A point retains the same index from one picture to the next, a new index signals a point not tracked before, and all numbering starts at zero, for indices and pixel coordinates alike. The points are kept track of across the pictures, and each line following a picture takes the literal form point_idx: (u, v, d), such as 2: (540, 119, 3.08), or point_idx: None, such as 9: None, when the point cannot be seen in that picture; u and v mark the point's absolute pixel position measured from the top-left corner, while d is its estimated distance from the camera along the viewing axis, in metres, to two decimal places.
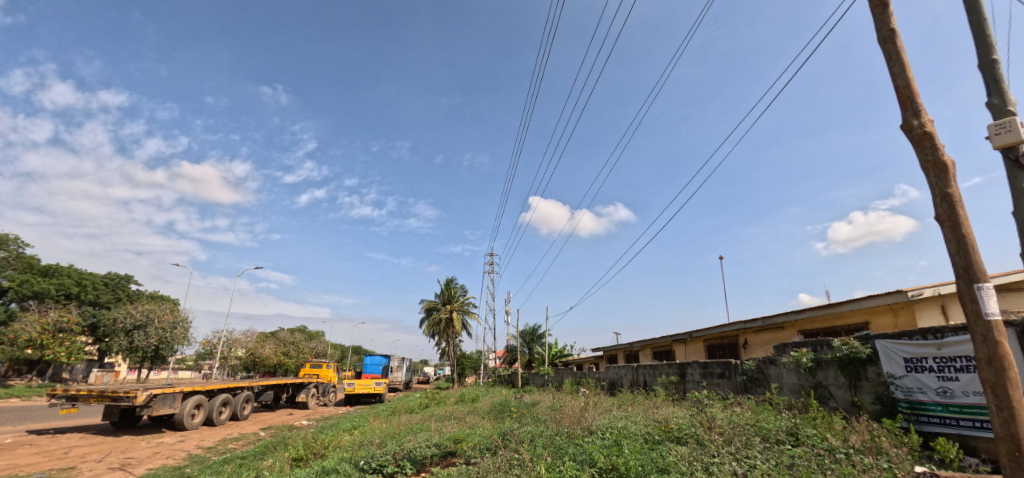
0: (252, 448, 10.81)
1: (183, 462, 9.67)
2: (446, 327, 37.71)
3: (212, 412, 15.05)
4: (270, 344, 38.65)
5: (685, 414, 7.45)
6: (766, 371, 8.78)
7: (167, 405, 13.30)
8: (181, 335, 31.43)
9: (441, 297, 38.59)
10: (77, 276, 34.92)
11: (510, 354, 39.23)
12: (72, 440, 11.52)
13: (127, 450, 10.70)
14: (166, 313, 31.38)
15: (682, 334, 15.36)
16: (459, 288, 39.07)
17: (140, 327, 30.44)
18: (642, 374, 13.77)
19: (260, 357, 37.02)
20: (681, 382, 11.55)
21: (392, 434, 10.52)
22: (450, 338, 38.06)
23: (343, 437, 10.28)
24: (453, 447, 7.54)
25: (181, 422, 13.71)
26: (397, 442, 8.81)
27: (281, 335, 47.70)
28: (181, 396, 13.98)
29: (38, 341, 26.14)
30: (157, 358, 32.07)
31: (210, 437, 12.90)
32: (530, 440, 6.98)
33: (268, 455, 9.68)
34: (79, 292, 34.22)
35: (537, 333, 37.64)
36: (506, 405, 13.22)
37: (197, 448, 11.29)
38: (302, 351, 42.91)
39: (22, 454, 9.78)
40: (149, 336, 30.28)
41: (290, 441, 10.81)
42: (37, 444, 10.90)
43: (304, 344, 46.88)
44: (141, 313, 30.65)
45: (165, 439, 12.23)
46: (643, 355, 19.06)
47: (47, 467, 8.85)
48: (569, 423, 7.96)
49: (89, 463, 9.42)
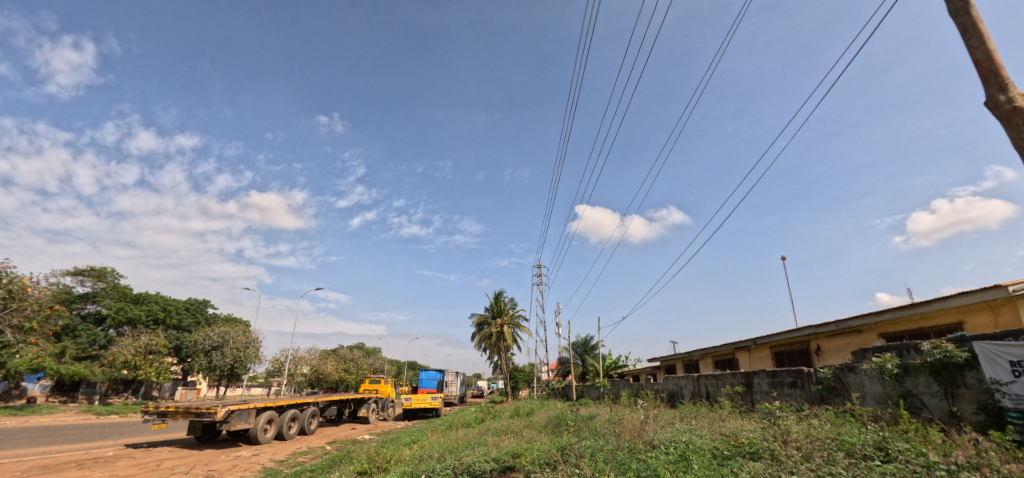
0: (321, 461, 11.34)
1: (259, 474, 10.35)
2: (497, 341, 37.85)
3: (281, 427, 15.91)
4: (331, 361, 40.47)
5: (756, 427, 7.00)
6: (844, 379, 8.12)
7: (243, 420, 14.22)
8: (253, 354, 33.71)
9: (491, 310, 38.95)
10: (162, 302, 38.29)
11: (563, 367, 38.91)
12: (163, 453, 12.50)
13: (210, 462, 11.49)
14: (239, 334, 33.74)
15: (745, 342, 14.56)
16: (509, 301, 39.34)
17: (218, 348, 32.86)
18: (704, 384, 13.15)
19: (323, 373, 38.89)
20: (748, 393, 10.89)
21: (451, 449, 10.59)
22: (502, 352, 38.20)
23: (404, 451, 10.50)
24: (512, 461, 7.46)
25: (254, 436, 14.57)
26: (457, 456, 8.91)
27: (341, 352, 49.78)
28: (255, 412, 14.87)
29: (132, 362, 28.82)
30: (232, 376, 34.29)
31: (282, 451, 13.59)
32: (590, 454, 6.81)
33: (336, 469, 10.09)
34: (165, 317, 37.44)
35: (590, 345, 37.30)
36: (564, 418, 12.96)
37: (271, 461, 11.94)
38: (361, 367, 44.45)
39: (123, 466, 10.76)
40: (225, 356, 32.63)
41: (355, 455, 11.19)
42: (135, 456, 11.92)
43: (363, 361, 48.48)
44: (218, 334, 33.07)
45: (243, 453, 13.02)
46: (704, 365, 18.22)
47: None
48: (630, 437, 7.68)
49: (179, 474, 10.20)
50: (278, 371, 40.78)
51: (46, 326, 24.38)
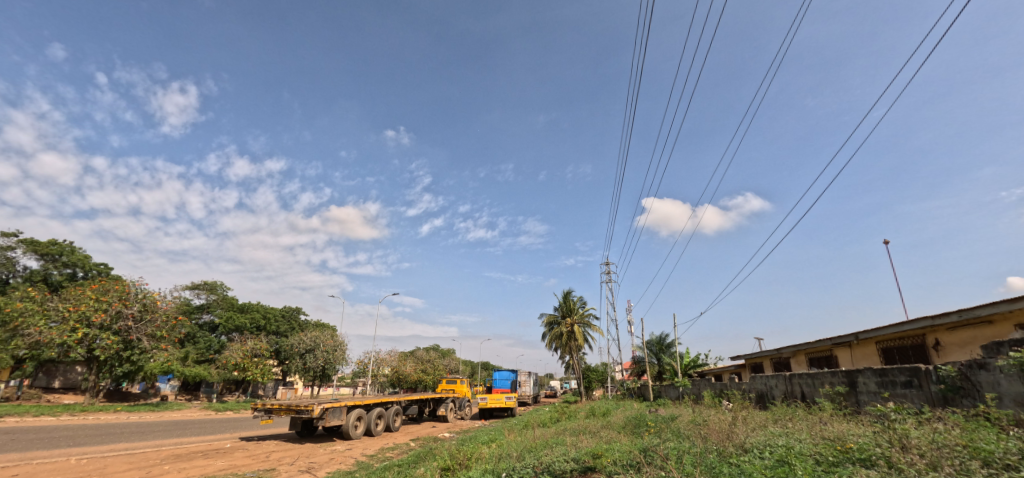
0: (407, 456, 11.95)
1: (353, 467, 11.14)
2: (568, 340, 37.58)
3: (369, 424, 16.94)
4: (410, 362, 42.43)
5: (866, 431, 6.33)
6: (974, 378, 7.11)
7: (336, 417, 15.34)
8: (341, 356, 36.26)
9: (561, 310, 38.77)
10: (263, 310, 42.29)
11: (638, 366, 37.78)
12: (271, 445, 13.82)
13: (310, 455, 12.52)
14: (328, 338, 36.46)
15: (845, 337, 13.25)
16: (578, 300, 38.91)
17: (311, 351, 35.73)
18: (798, 384, 12.14)
19: (403, 373, 40.92)
20: (853, 394, 9.87)
21: (529, 448, 10.68)
22: (574, 351, 37.83)
23: (484, 449, 10.74)
24: (592, 461, 7.34)
25: (347, 432, 15.65)
26: (536, 455, 8.95)
27: (419, 353, 52.06)
28: (346, 409, 15.97)
29: (241, 364, 32.22)
30: (324, 377, 37.10)
31: (371, 446, 14.47)
32: (676, 457, 6.53)
33: (421, 464, 10.58)
34: (266, 324, 41.38)
35: (665, 343, 35.91)
36: (643, 419, 12.56)
37: (362, 455, 12.78)
38: (437, 367, 46.17)
39: (239, 456, 12.07)
40: (317, 358, 35.41)
41: (438, 451, 11.64)
42: (248, 448, 13.31)
43: (439, 362, 50.31)
44: (310, 338, 35.94)
45: (337, 447, 14.03)
46: (797, 363, 16.82)
47: (256, 468, 10.96)
48: (718, 441, 7.25)
49: (285, 466, 11.25)
50: (363, 372, 43.51)
51: (172, 334, 27.87)
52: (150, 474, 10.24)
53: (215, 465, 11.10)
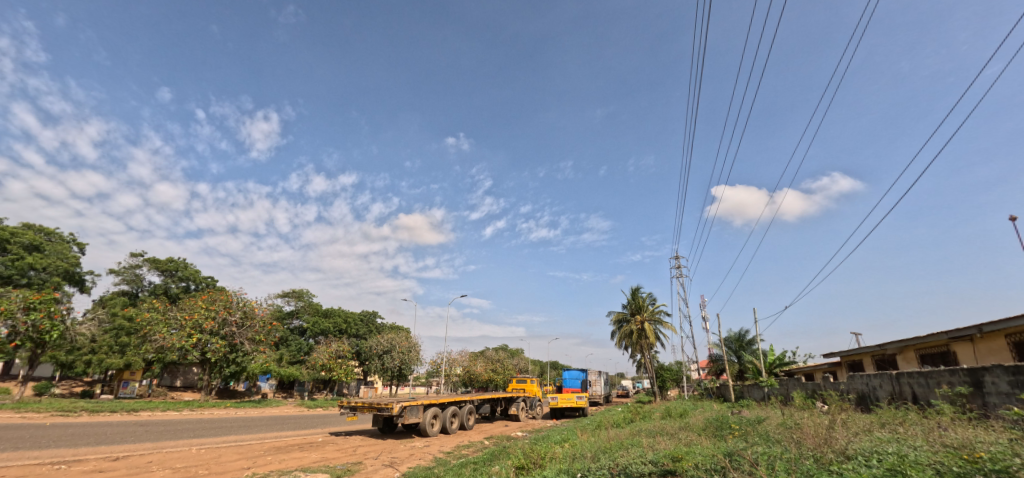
0: (482, 454, 12.20)
1: (432, 463, 11.57)
2: (638, 338, 36.46)
3: (445, 422, 17.50)
4: (481, 362, 43.33)
5: (1000, 438, 5.49)
6: None
7: (414, 414, 15.99)
8: (415, 357, 37.85)
9: (630, 307, 37.71)
10: (344, 315, 45.22)
11: (715, 365, 35.79)
12: (357, 440, 14.71)
13: (392, 450, 13.16)
14: (403, 339, 38.20)
15: (965, 330, 11.65)
16: (647, 297, 37.63)
17: (388, 352, 37.63)
18: (907, 384, 10.85)
19: (474, 373, 41.88)
20: (979, 395, 8.62)
21: (603, 448, 10.46)
22: (646, 350, 36.62)
23: (557, 449, 10.68)
24: (672, 464, 7.01)
25: (424, 429, 16.27)
26: (610, 456, 8.72)
27: (488, 353, 53.07)
28: (423, 407, 16.60)
29: (328, 365, 34.72)
30: (401, 377, 38.91)
31: (447, 444, 14.93)
32: (767, 463, 6.06)
33: (496, 462, 10.74)
34: (347, 327, 44.22)
35: (746, 340, 33.75)
36: (725, 421, 11.83)
37: (440, 452, 13.23)
38: (507, 367, 46.75)
39: (330, 449, 12.99)
40: (394, 359, 37.23)
41: (512, 450, 11.74)
42: (337, 442, 14.27)
43: (508, 362, 50.93)
44: (387, 340, 37.84)
45: (417, 443, 14.62)
46: (903, 360, 15.08)
47: (345, 461, 11.73)
48: (814, 446, 6.62)
49: (370, 460, 11.93)
50: (437, 372, 45.10)
51: (269, 338, 30.60)
52: (256, 464, 11.31)
53: (309, 457, 12.01)
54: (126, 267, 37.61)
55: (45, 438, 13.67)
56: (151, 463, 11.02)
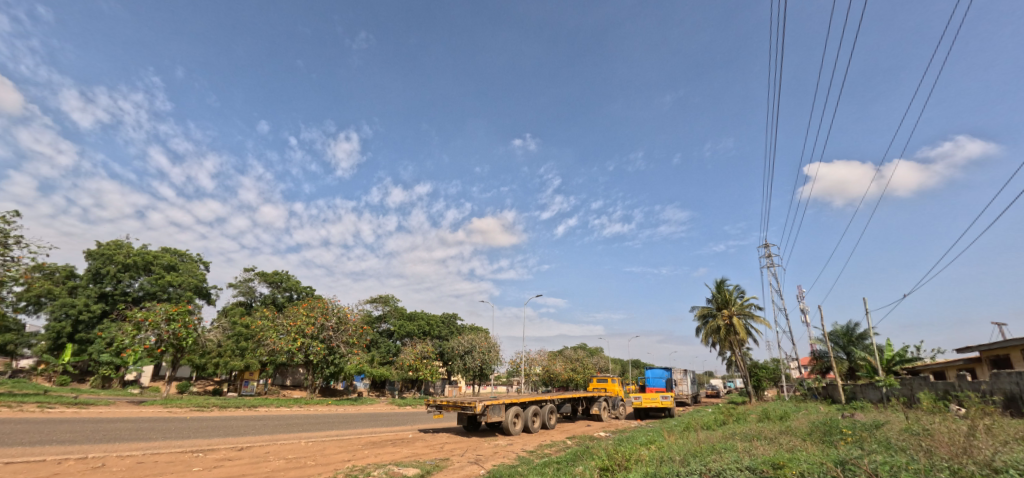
0: (565, 454, 11.93)
1: (515, 461, 11.53)
2: (727, 335, 34.03)
3: (527, 421, 17.43)
4: (561, 362, 43.00)
5: None
6: None
7: (496, 413, 16.12)
8: (495, 357, 38.47)
9: (715, 301, 35.34)
10: (427, 318, 47.19)
11: (820, 362, 32.29)
12: (443, 437, 15.14)
13: (477, 448, 13.34)
14: (483, 340, 38.99)
15: None
16: (734, 290, 35.04)
17: (469, 352, 38.61)
18: None
19: (554, 372, 41.66)
20: None
21: (695, 452, 9.73)
22: (736, 347, 34.06)
23: (643, 451, 10.10)
24: (772, 472, 6.25)
25: (507, 428, 16.35)
26: (702, 460, 8.06)
27: (567, 352, 52.61)
28: (505, 406, 16.68)
29: (414, 365, 36.38)
30: (482, 376, 39.73)
31: (530, 443, 14.85)
32: (891, 474, 5.18)
33: (579, 462, 10.40)
34: (430, 329, 46.10)
35: (855, 335, 30.24)
36: (838, 425, 10.49)
37: (523, 451, 13.17)
38: (587, 366, 46.02)
39: (418, 446, 13.48)
40: (475, 359, 38.13)
41: (596, 450, 11.33)
42: (425, 439, 14.79)
43: (588, 361, 50.06)
44: (467, 341, 38.84)
45: (499, 441, 14.71)
46: None
47: (432, 457, 12.09)
48: (949, 456, 5.58)
49: (456, 456, 12.18)
50: (517, 371, 45.53)
51: (361, 340, 32.70)
52: (354, 457, 12.03)
53: (401, 453, 12.53)
54: (241, 280, 42.29)
55: (184, 429, 15.66)
56: (265, 453, 12.17)
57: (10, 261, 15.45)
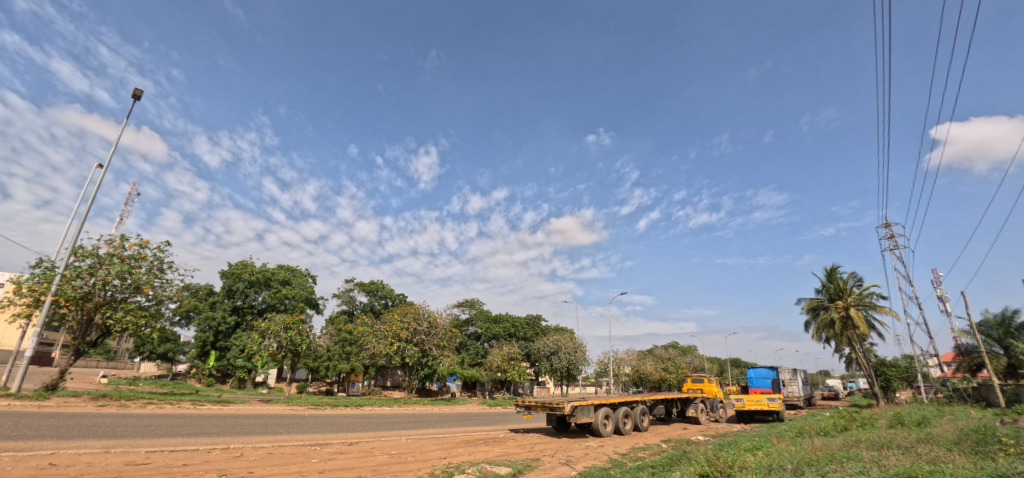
0: (660, 458, 11.55)
1: (608, 464, 11.41)
2: (844, 329, 30.69)
3: (618, 422, 17.14)
4: (651, 362, 41.53)
5: None
6: None
7: (586, 414, 16.04)
8: (582, 357, 38.20)
9: (827, 292, 31.94)
10: (512, 320, 48.12)
11: (970, 359, 27.30)
12: (534, 437, 15.40)
13: (568, 449, 13.40)
14: (568, 340, 38.90)
15: None
16: (849, 278, 31.47)
17: (555, 353, 38.73)
18: None
19: (644, 372, 40.32)
20: None
21: (809, 461, 8.91)
22: (856, 342, 30.66)
23: (748, 457, 9.47)
24: None
25: (597, 429, 16.19)
26: (820, 471, 7.36)
27: (657, 352, 50.63)
28: (594, 407, 16.54)
29: (503, 367, 37.31)
30: (569, 377, 39.63)
31: (622, 445, 14.58)
32: None
33: (676, 467, 10.02)
34: (516, 331, 46.96)
35: (1014, 326, 25.64)
36: (991, 434, 8.99)
37: (615, 453, 12.98)
38: (680, 366, 43.96)
39: (510, 445, 13.86)
40: (562, 359, 38.14)
41: (693, 455, 10.84)
42: (516, 438, 15.16)
43: (681, 360, 47.74)
44: (552, 342, 39.00)
45: (590, 443, 14.63)
46: None
47: (524, 456, 12.37)
48: None
49: (547, 457, 12.35)
50: (605, 372, 44.77)
51: (451, 343, 34.23)
52: (450, 454, 12.70)
53: (493, 452, 12.99)
54: (343, 290, 46.37)
55: (305, 425, 17.55)
56: (372, 448, 13.27)
57: (165, 282, 18.45)
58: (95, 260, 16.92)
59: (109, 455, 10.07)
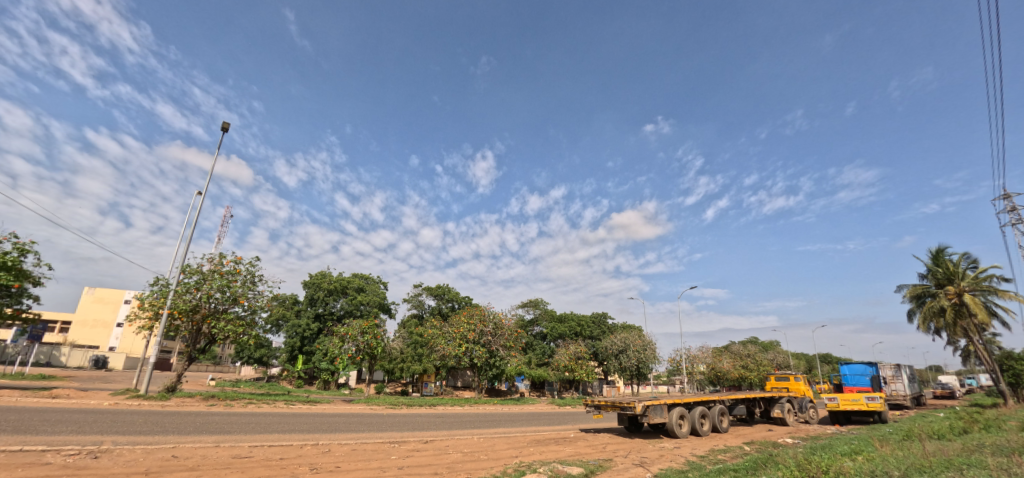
0: (743, 461, 11.08)
1: (685, 466, 11.14)
2: (958, 318, 27.54)
3: (695, 423, 16.63)
4: (727, 359, 39.56)
5: None
6: None
7: (659, 414, 15.70)
8: (652, 355, 37.23)
9: (937, 276, 28.69)
10: (577, 319, 47.84)
11: None
12: (605, 438, 15.34)
13: (642, 450, 13.24)
14: (636, 338, 38.06)
15: None
16: (962, 261, 28.10)
17: (623, 351, 38.02)
18: None
19: (721, 370, 38.45)
20: None
21: (920, 469, 8.14)
22: (973, 333, 27.47)
23: (845, 463, 8.85)
24: None
25: (672, 430, 15.82)
26: None
27: (734, 348, 48.04)
28: (667, 407, 16.15)
29: (570, 366, 37.24)
30: (640, 376, 38.74)
31: (700, 447, 14.14)
32: None
33: (760, 472, 9.59)
34: (581, 330, 46.64)
35: None
36: None
37: (693, 455, 12.62)
38: (760, 363, 41.46)
39: (582, 445, 13.92)
40: (631, 358, 37.40)
41: (780, 459, 10.29)
42: (588, 438, 15.20)
43: (762, 357, 44.98)
44: (620, 340, 38.32)
45: (666, 444, 14.34)
46: None
47: (596, 457, 12.40)
48: None
49: (620, 458, 12.30)
50: (678, 370, 43.24)
51: (518, 343, 34.78)
52: (522, 453, 13.01)
53: (565, 451, 13.14)
54: (412, 295, 48.63)
55: (386, 423, 18.68)
56: (447, 446, 13.94)
57: (257, 293, 20.47)
58: (200, 276, 19.18)
59: (220, 448, 11.43)
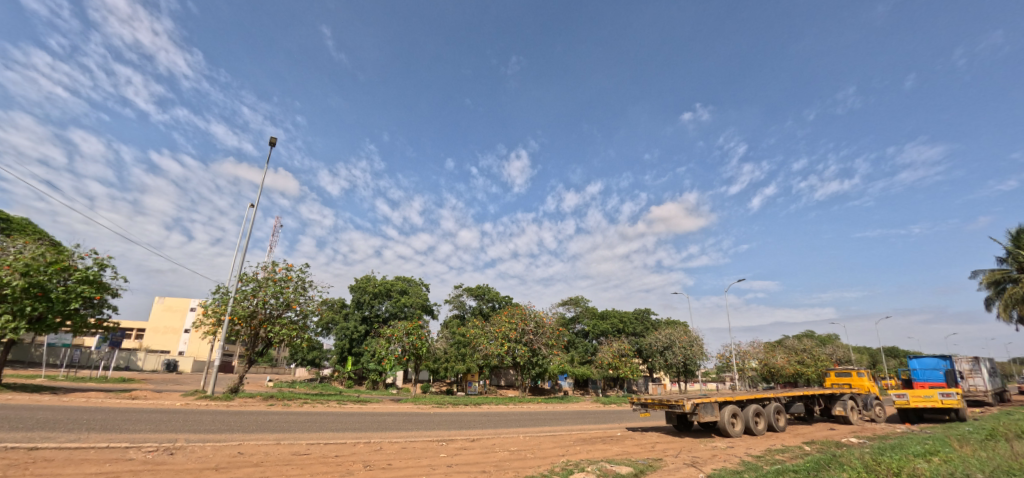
0: (803, 462, 10.63)
1: (740, 467, 10.82)
2: None
3: (748, 422, 16.09)
4: (781, 354, 37.89)
5: None
6: None
7: (710, 413, 15.31)
8: (699, 351, 36.24)
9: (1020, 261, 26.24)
10: (619, 315, 47.16)
11: None
12: (654, 436, 15.12)
13: (693, 449, 12.97)
14: (682, 334, 37.11)
15: None
16: None
17: (669, 348, 37.17)
18: None
19: (775, 366, 36.87)
20: None
21: (1005, 471, 7.59)
22: None
23: (919, 464, 8.35)
24: None
25: (725, 429, 15.41)
26: None
27: (788, 342, 45.91)
28: (718, 405, 15.72)
29: (614, 364, 36.77)
30: (687, 373, 37.77)
31: (756, 446, 13.70)
32: None
33: (823, 473, 9.18)
34: (624, 327, 45.93)
35: None
36: None
37: (748, 455, 12.25)
38: (817, 358, 39.44)
39: (630, 444, 13.80)
40: (677, 354, 36.54)
41: (845, 460, 9.81)
42: (636, 437, 15.03)
43: (819, 351, 42.77)
44: (665, 336, 37.50)
45: (719, 444, 13.99)
46: None
47: (644, 456, 12.26)
48: None
49: (670, 457, 12.11)
50: (728, 366, 41.81)
51: (560, 341, 34.72)
52: (568, 452, 13.05)
53: (612, 450, 13.07)
54: (453, 295, 49.49)
55: (434, 422, 19.17)
56: (494, 444, 14.17)
57: (308, 298, 21.52)
58: (256, 284, 20.36)
59: (281, 446, 12.16)
